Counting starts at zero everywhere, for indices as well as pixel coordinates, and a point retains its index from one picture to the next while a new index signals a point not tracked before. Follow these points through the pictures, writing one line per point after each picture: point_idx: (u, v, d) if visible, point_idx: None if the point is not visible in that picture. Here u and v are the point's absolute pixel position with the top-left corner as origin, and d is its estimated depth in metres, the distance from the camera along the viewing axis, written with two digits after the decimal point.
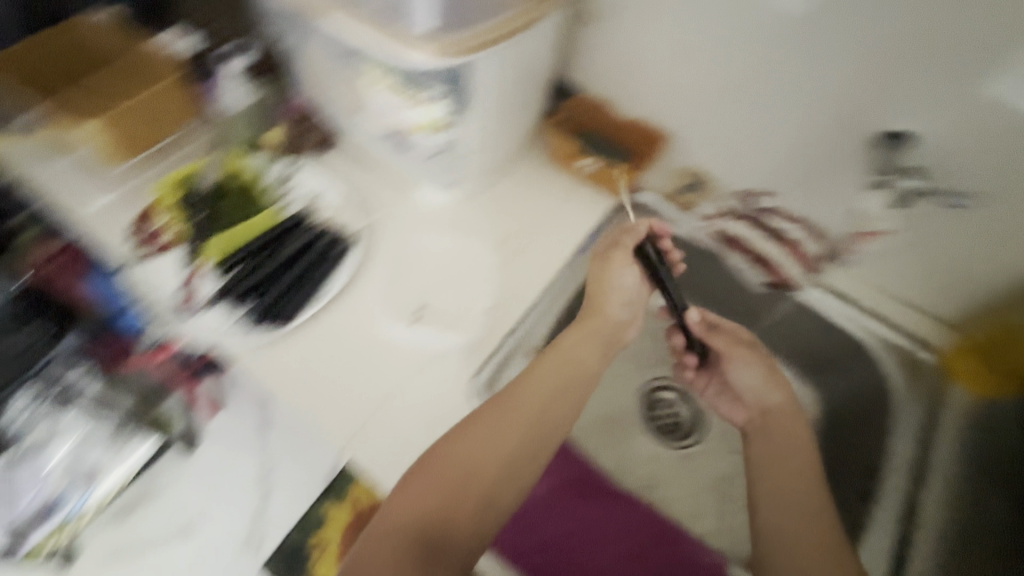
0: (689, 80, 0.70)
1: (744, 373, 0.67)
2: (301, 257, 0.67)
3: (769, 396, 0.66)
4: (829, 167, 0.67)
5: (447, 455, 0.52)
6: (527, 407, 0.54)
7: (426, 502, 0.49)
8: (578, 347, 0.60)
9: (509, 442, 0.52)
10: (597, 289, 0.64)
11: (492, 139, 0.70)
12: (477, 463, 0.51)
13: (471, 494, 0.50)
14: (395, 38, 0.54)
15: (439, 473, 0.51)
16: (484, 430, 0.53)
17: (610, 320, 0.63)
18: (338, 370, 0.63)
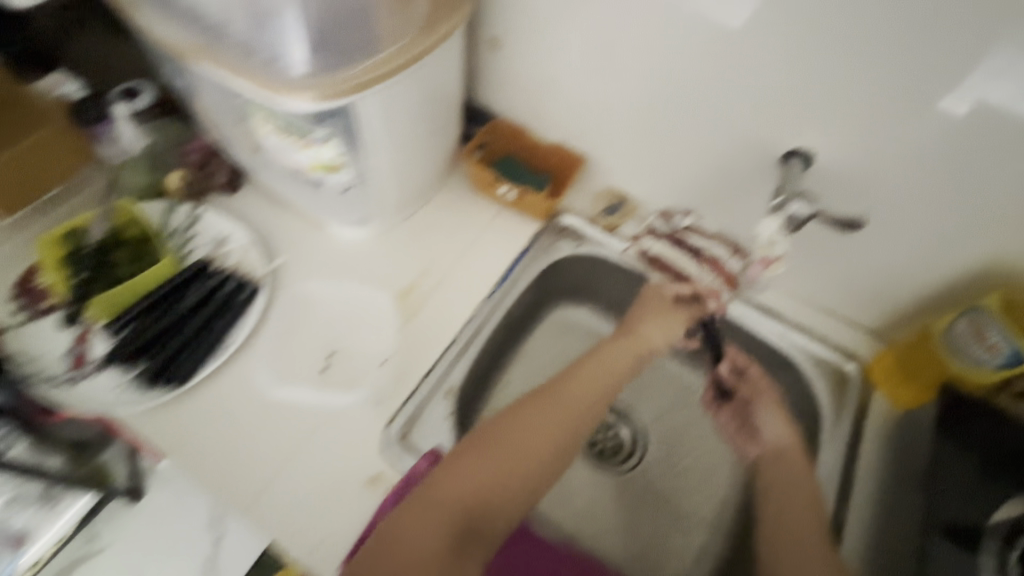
0: (600, 99, 0.70)
1: (768, 416, 0.66)
2: (200, 309, 0.63)
3: (774, 431, 0.65)
4: (743, 182, 0.67)
5: (494, 441, 0.56)
6: (564, 408, 0.60)
7: (478, 478, 0.53)
8: (617, 357, 0.65)
9: (551, 436, 0.58)
10: (641, 315, 0.69)
11: (401, 171, 0.68)
12: (520, 452, 0.56)
13: (517, 474, 0.55)
14: (266, 82, 0.51)
15: (484, 455, 0.55)
16: (529, 424, 0.58)
17: (648, 345, 0.67)
18: (240, 428, 0.59)
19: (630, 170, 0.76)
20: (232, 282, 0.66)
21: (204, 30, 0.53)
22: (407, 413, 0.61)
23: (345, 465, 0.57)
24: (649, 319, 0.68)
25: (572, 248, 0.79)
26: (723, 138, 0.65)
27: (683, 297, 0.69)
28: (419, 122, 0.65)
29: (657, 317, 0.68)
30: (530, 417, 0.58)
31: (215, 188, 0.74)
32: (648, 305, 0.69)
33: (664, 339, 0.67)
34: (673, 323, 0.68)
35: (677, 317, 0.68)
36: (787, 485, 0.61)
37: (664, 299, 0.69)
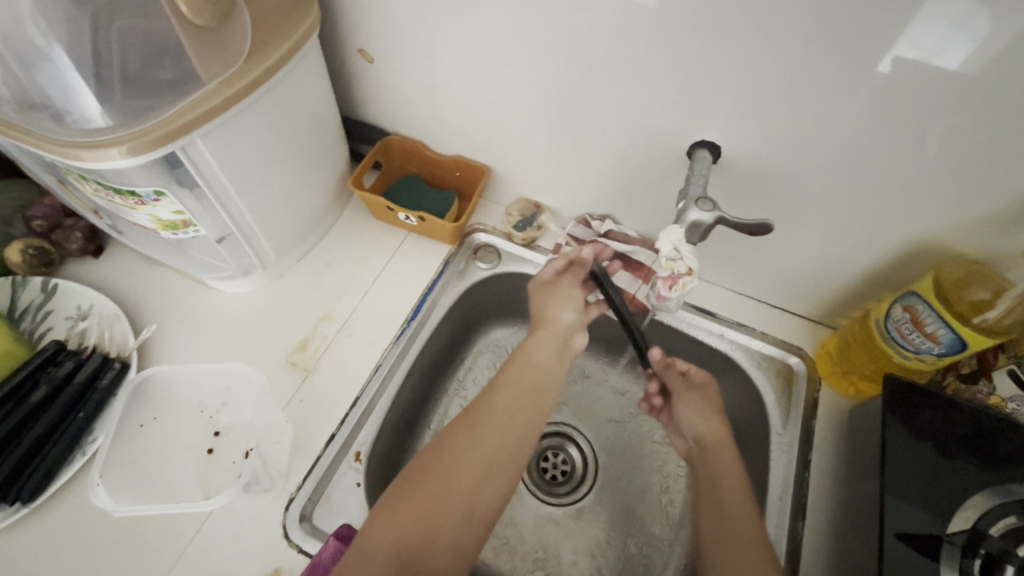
0: (490, 105, 0.63)
1: (688, 409, 0.62)
2: (51, 405, 0.54)
3: (696, 423, 0.61)
4: (655, 180, 0.62)
5: (437, 460, 0.51)
6: (504, 414, 0.55)
7: (430, 499, 0.49)
8: (543, 351, 0.60)
9: (495, 448, 0.53)
10: (542, 301, 0.63)
11: (276, 211, 0.60)
12: (469, 467, 0.51)
13: (473, 489, 0.50)
14: (62, 147, 0.42)
15: (428, 479, 0.50)
16: (481, 430, 0.53)
17: (563, 326, 0.62)
18: (110, 539, 0.51)
19: (539, 177, 0.69)
20: (89, 365, 0.57)
21: None
22: (311, 487, 0.54)
23: (240, 561, 0.50)
24: (548, 300, 0.62)
25: (489, 267, 0.72)
26: (625, 136, 0.59)
27: (561, 269, 0.64)
28: (285, 158, 0.57)
29: (555, 296, 0.62)
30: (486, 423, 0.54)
31: (74, 254, 0.65)
32: (541, 290, 0.63)
33: (571, 310, 0.62)
34: (570, 293, 0.63)
35: (569, 283, 0.63)
36: (725, 476, 0.56)
37: (543, 282, 0.63)
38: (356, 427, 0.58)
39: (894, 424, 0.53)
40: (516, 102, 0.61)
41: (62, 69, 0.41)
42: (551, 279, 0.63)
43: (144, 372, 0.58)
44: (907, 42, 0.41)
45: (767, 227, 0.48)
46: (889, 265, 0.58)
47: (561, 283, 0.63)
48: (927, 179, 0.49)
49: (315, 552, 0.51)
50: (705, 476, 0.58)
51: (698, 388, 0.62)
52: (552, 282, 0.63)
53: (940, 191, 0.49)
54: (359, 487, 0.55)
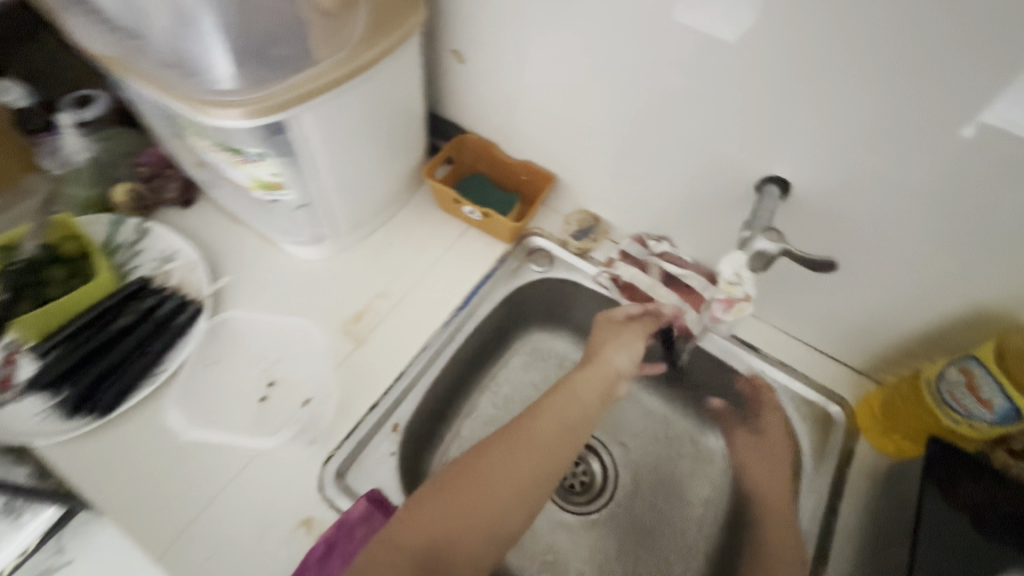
0: (567, 119, 0.66)
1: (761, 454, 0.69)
2: (134, 330, 0.59)
3: (761, 485, 0.67)
4: (717, 209, 0.63)
5: (476, 466, 0.54)
6: (538, 433, 0.57)
7: (464, 498, 0.51)
8: (588, 390, 0.62)
9: (523, 467, 0.54)
10: (601, 342, 0.67)
11: (356, 188, 0.64)
12: (507, 473, 0.54)
13: (505, 494, 0.53)
14: (190, 101, 0.47)
15: (466, 475, 0.53)
16: (521, 440, 0.56)
17: (612, 370, 0.64)
18: (164, 463, 0.54)
19: (603, 191, 0.71)
20: (172, 301, 0.62)
21: (116, 35, 0.49)
22: (349, 447, 0.57)
23: (277, 506, 0.53)
24: (605, 338, 0.67)
25: (542, 271, 0.74)
26: (694, 163, 0.60)
27: (633, 314, 0.68)
28: (372, 141, 0.62)
29: (614, 339, 0.66)
30: (526, 438, 0.56)
31: (168, 202, 0.71)
32: (605, 326, 0.68)
33: (625, 356, 0.65)
34: (632, 340, 0.67)
35: (632, 332, 0.67)
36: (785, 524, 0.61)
37: (612, 319, 0.68)
38: (394, 401, 0.61)
39: (930, 488, 0.52)
40: (593, 118, 0.64)
41: (203, 34, 0.46)
42: (620, 321, 0.68)
43: (220, 316, 0.64)
44: (1002, 105, 0.41)
45: (833, 267, 0.48)
46: (949, 327, 0.57)
47: (628, 328, 0.67)
48: (999, 247, 0.48)
49: (345, 509, 0.53)
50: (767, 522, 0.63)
51: (760, 444, 0.69)
52: (619, 323, 0.68)
53: (1012, 258, 0.48)
54: (392, 456, 0.58)
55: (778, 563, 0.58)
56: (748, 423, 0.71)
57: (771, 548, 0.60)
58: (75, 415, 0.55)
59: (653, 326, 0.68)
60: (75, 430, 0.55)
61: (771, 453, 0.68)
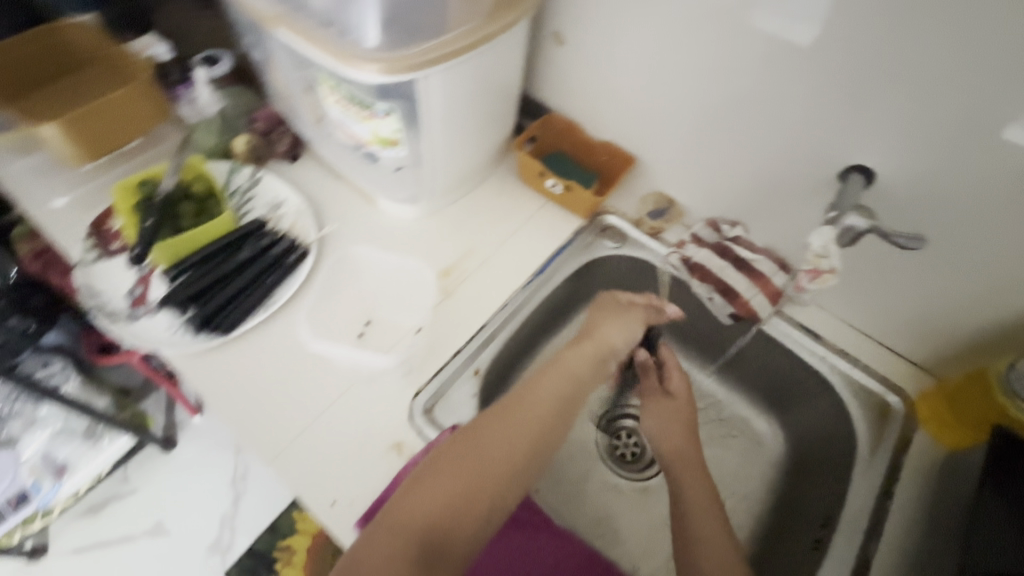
0: (655, 104, 0.70)
1: (659, 415, 0.68)
2: (253, 264, 0.66)
3: (673, 443, 0.65)
4: (796, 197, 0.65)
5: (469, 446, 0.51)
6: (530, 411, 0.55)
7: (458, 481, 0.49)
8: (581, 362, 0.61)
9: (516, 446, 0.52)
10: (598, 318, 0.66)
11: (455, 154, 0.69)
12: (499, 452, 0.51)
13: (498, 472, 0.50)
14: (339, 54, 0.53)
15: (460, 457, 0.50)
16: (514, 415, 0.54)
17: (609, 346, 0.64)
18: (276, 381, 0.61)
19: (683, 175, 0.74)
20: (284, 242, 0.69)
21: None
22: (436, 385, 0.62)
23: (372, 430, 0.59)
24: (603, 316, 0.66)
25: (615, 247, 0.78)
26: (780, 151, 0.63)
27: (635, 302, 0.68)
28: (474, 110, 0.66)
29: (615, 318, 0.66)
30: (520, 414, 0.54)
31: (278, 156, 0.77)
32: (605, 307, 0.67)
33: (620, 336, 0.65)
34: (630, 322, 0.66)
35: (633, 317, 0.66)
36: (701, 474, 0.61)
37: (616, 302, 0.67)
38: (475, 351, 0.66)
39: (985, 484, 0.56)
40: (682, 103, 0.67)
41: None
42: (623, 305, 0.67)
43: (332, 255, 0.71)
44: None
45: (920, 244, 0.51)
46: (1022, 326, 0.58)
47: (632, 312, 0.67)
48: None
49: (432, 438, 0.58)
50: (685, 484, 0.60)
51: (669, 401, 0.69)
52: (623, 306, 0.67)
53: None
54: (472, 398, 0.63)
55: (693, 503, 0.58)
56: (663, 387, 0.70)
57: (683, 488, 0.60)
58: (201, 331, 0.62)
59: (653, 320, 0.68)
60: (201, 343, 0.62)
61: (678, 408, 0.68)
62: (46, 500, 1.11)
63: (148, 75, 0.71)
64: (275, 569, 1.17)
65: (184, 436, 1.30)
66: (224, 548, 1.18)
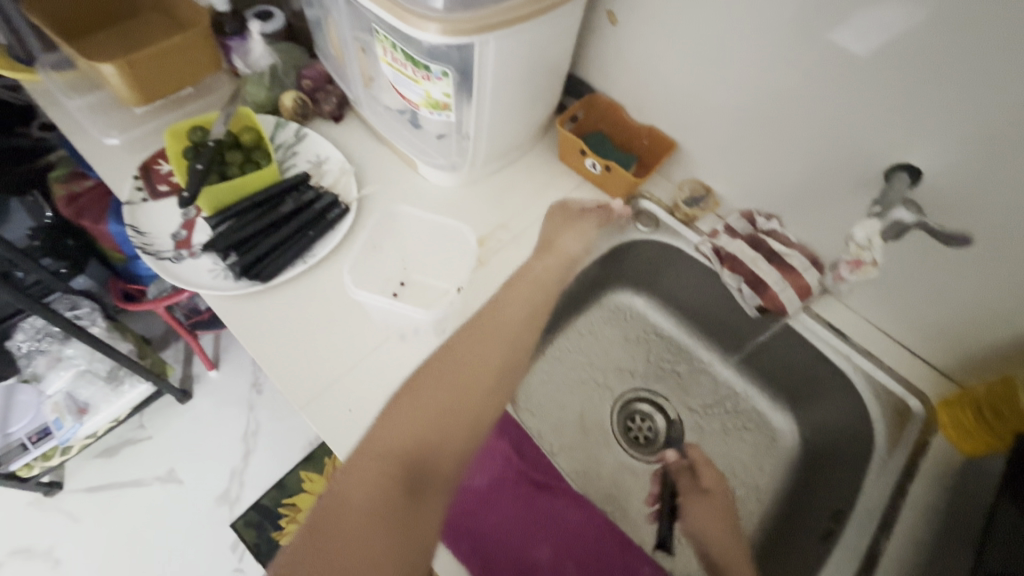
0: (703, 90, 0.70)
1: (700, 515, 0.65)
2: (293, 218, 0.67)
3: (716, 539, 0.62)
4: (835, 195, 0.65)
5: (433, 377, 0.57)
6: (490, 331, 0.62)
7: (434, 402, 0.55)
8: (545, 265, 0.69)
9: (487, 362, 0.60)
10: (555, 225, 0.72)
11: (498, 126, 0.70)
12: (468, 369, 0.59)
13: (481, 384, 0.58)
14: (399, 12, 0.54)
15: (426, 382, 0.57)
16: (476, 338, 0.61)
17: (566, 252, 0.70)
18: (311, 330, 0.63)
19: (723, 165, 0.74)
20: (325, 199, 0.69)
21: None
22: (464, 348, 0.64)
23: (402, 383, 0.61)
24: (562, 227, 0.72)
25: (648, 232, 0.79)
26: (824, 147, 0.63)
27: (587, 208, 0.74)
28: (524, 82, 0.67)
29: (570, 225, 0.72)
30: (482, 337, 0.61)
31: (324, 115, 0.78)
32: (558, 211, 0.73)
33: (576, 241, 0.71)
34: (582, 225, 0.73)
35: (587, 222, 0.73)
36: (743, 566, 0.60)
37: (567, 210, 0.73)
38: None
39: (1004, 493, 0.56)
40: (730, 90, 0.67)
41: None
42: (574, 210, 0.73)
43: (376, 215, 0.72)
44: None
45: (968, 242, 0.52)
46: None
47: (584, 218, 0.73)
48: None
49: None
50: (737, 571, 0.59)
51: (708, 498, 0.66)
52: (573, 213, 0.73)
53: None
54: None
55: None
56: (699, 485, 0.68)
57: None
58: (241, 278, 0.64)
59: (605, 219, 0.74)
60: (241, 289, 0.64)
61: (717, 506, 0.65)
62: (66, 437, 1.13)
63: (208, 23, 0.72)
64: (279, 525, 1.20)
65: (199, 388, 1.32)
66: (232, 500, 1.21)
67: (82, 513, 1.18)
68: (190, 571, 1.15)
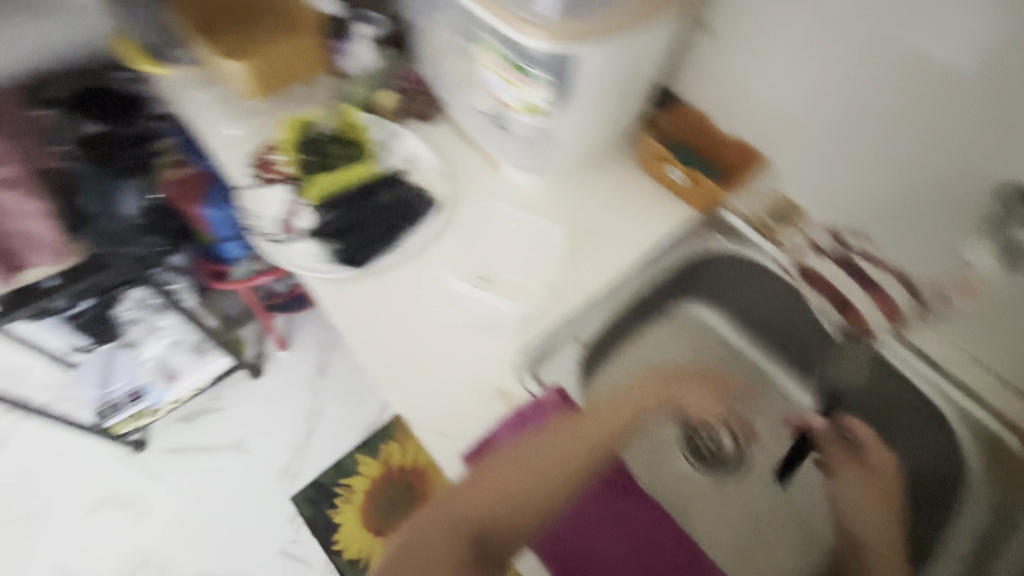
0: (801, 104, 0.68)
1: (852, 483, 0.64)
2: (390, 211, 0.72)
3: (872, 518, 0.61)
4: (940, 221, 0.62)
5: (539, 449, 0.55)
6: (601, 415, 0.59)
7: (531, 475, 0.54)
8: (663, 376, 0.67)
9: (591, 442, 0.57)
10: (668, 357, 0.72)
11: (586, 134, 0.72)
12: (570, 443, 0.56)
13: (576, 462, 0.56)
14: (512, 22, 0.58)
15: (530, 451, 0.55)
16: (584, 420, 0.58)
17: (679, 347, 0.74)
18: (401, 317, 0.67)
19: (814, 183, 0.72)
20: (418, 195, 0.74)
21: None
22: (545, 345, 0.68)
23: (483, 373, 0.64)
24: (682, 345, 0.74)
25: (732, 245, 0.77)
26: (932, 170, 0.60)
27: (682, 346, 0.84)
28: (617, 92, 0.68)
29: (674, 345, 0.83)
30: (592, 421, 0.58)
31: (414, 115, 0.81)
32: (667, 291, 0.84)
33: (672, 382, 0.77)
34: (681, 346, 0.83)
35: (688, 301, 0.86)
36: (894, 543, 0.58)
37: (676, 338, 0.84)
38: (582, 324, 0.70)
39: None
40: (832, 105, 0.65)
41: None
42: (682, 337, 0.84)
43: (460, 212, 0.75)
44: None
45: None
46: None
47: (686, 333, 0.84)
48: None
49: (536, 394, 0.63)
50: (870, 536, 0.60)
51: (865, 469, 0.65)
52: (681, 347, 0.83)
53: None
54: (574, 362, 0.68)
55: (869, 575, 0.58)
56: (857, 457, 0.66)
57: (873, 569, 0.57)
58: (340, 262, 0.69)
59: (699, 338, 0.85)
60: (340, 273, 0.68)
61: (880, 481, 0.64)
62: (156, 399, 1.24)
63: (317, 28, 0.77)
64: (335, 504, 1.26)
65: (270, 366, 1.39)
66: (292, 475, 1.28)
67: (161, 472, 1.28)
68: (253, 534, 1.23)
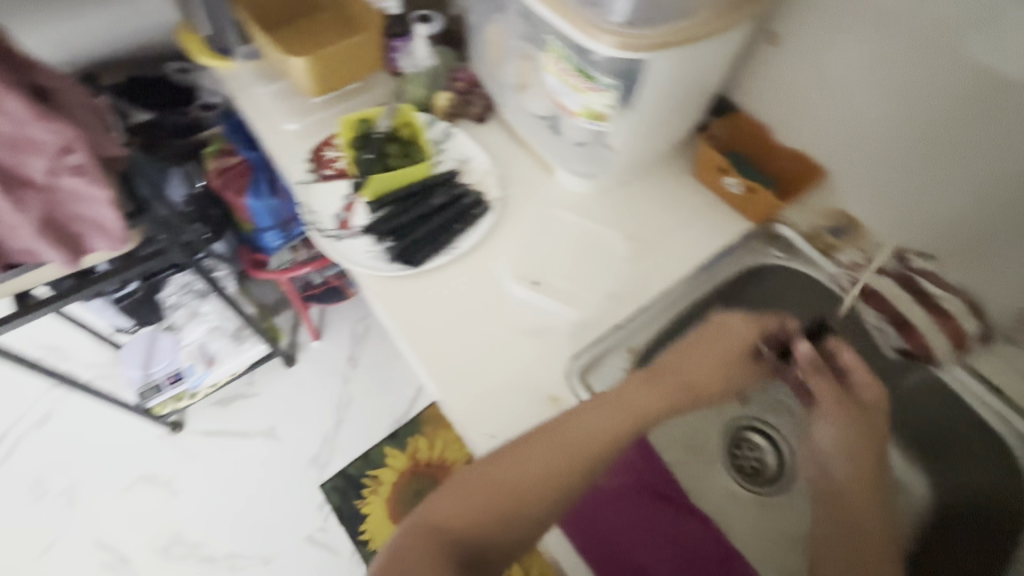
0: (867, 118, 0.66)
1: (817, 410, 0.58)
2: (444, 210, 0.72)
3: (844, 459, 0.56)
4: (1013, 244, 0.60)
5: (543, 443, 0.52)
6: (618, 407, 0.55)
7: (535, 470, 0.50)
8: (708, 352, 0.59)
9: (603, 436, 0.53)
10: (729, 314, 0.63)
11: (643, 140, 0.71)
12: (578, 439, 0.52)
13: (584, 458, 0.51)
14: (582, 27, 0.57)
15: (535, 446, 0.52)
16: (596, 411, 0.54)
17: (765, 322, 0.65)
18: (453, 316, 0.67)
19: (875, 198, 0.70)
20: (473, 196, 0.74)
21: None
22: (596, 351, 0.67)
23: (533, 377, 0.65)
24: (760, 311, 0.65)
25: (783, 259, 0.77)
26: (1010, 191, 0.58)
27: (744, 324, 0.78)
28: (678, 99, 0.67)
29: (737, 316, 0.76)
30: (603, 411, 0.54)
31: (469, 117, 0.82)
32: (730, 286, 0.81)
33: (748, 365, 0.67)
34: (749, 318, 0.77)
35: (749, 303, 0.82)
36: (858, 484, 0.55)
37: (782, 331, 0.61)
38: (631, 332, 0.69)
39: None
40: (903, 120, 0.63)
41: None
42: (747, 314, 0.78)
43: (512, 214, 0.75)
44: None
45: None
46: None
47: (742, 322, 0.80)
48: None
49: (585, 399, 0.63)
50: (829, 477, 0.57)
51: (837, 402, 0.57)
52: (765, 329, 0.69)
53: None
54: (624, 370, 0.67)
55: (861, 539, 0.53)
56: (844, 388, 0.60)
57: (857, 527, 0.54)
58: (394, 260, 0.70)
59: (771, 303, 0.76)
60: (395, 271, 0.69)
61: (845, 414, 0.57)
62: (196, 382, 1.25)
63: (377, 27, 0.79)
64: (363, 494, 1.27)
65: (304, 355, 1.42)
66: (322, 463, 1.30)
67: (196, 452, 1.31)
68: (283, 518, 1.25)
